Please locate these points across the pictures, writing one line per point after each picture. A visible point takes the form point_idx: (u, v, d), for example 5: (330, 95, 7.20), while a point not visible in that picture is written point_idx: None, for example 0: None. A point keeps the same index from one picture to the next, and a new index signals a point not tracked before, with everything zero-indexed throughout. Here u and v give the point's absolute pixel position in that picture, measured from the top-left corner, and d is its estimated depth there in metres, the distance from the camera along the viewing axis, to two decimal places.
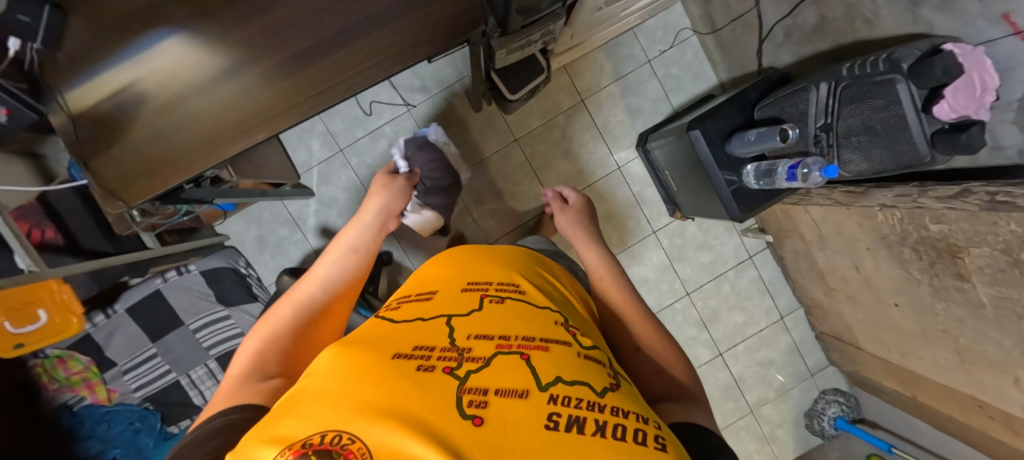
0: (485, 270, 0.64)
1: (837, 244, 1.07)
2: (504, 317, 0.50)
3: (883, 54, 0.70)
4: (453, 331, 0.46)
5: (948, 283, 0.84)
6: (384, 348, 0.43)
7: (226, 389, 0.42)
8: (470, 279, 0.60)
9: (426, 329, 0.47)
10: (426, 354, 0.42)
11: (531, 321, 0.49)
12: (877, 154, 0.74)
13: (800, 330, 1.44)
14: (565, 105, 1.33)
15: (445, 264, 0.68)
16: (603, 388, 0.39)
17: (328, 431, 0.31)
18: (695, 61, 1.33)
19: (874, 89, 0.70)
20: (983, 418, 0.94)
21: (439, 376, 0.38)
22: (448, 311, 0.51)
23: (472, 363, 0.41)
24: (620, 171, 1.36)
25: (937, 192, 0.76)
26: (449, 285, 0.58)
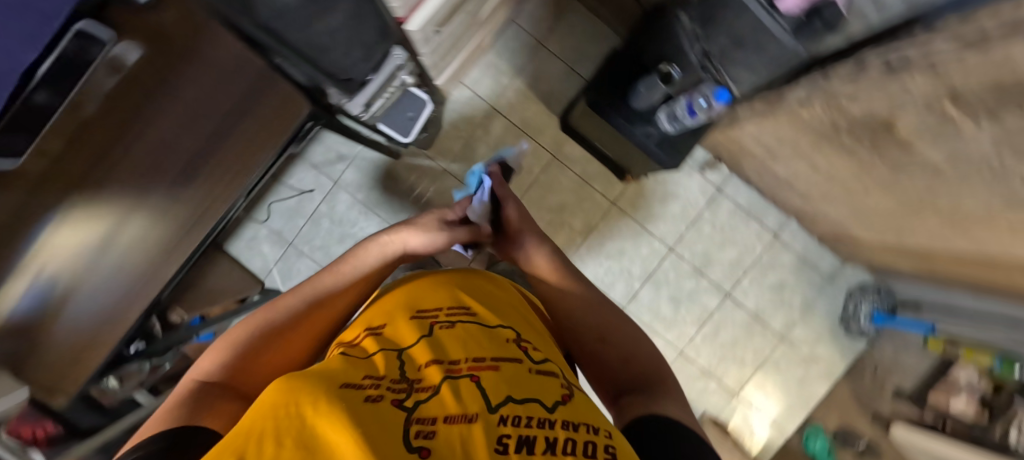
0: (434, 293, 0.57)
1: (785, 151, 1.00)
2: (455, 344, 0.43)
3: None
4: (403, 363, 0.39)
5: (898, 155, 0.77)
6: (318, 378, 0.34)
7: (182, 400, 0.39)
8: (420, 308, 0.54)
9: (369, 362, 0.39)
10: (372, 384, 0.35)
11: (480, 346, 0.43)
12: (758, 64, 0.70)
13: (801, 240, 1.35)
14: (478, 117, 1.31)
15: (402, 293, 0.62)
16: (556, 401, 0.34)
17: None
18: (585, 24, 1.28)
19: (722, 4, 0.66)
20: (1004, 272, 0.86)
21: (383, 405, 0.30)
22: (396, 344, 0.44)
23: (420, 393, 0.33)
24: (556, 159, 1.33)
25: (840, 74, 0.71)
26: (401, 312, 0.52)
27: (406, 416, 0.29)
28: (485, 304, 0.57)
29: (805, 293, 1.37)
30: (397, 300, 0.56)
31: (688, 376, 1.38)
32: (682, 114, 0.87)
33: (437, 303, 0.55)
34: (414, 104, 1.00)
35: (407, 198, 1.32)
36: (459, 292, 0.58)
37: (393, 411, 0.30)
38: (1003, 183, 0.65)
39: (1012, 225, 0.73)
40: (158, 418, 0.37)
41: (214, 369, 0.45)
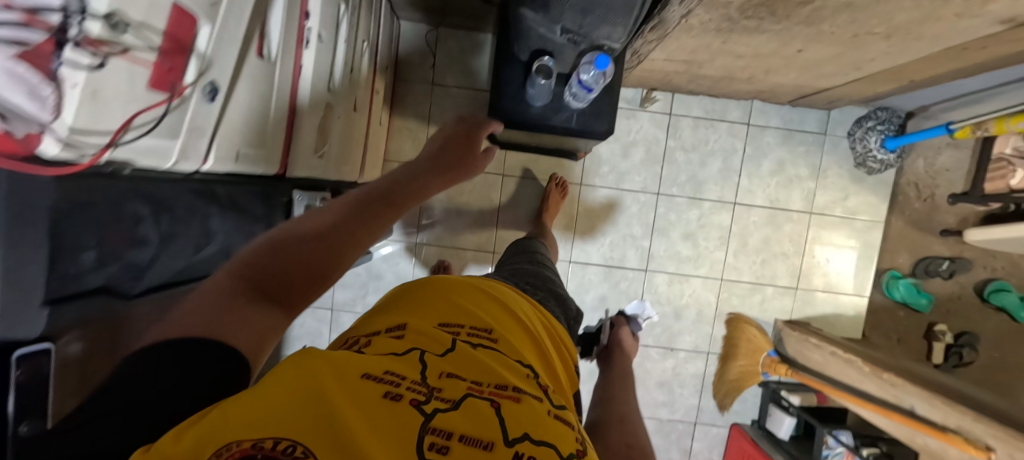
0: (453, 297, 0.50)
1: (704, 56, 0.94)
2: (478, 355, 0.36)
3: None
4: (428, 360, 0.34)
5: (805, 12, 0.70)
6: (338, 363, 0.29)
7: (205, 298, 0.31)
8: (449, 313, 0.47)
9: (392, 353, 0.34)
10: (396, 379, 0.29)
11: (502, 364, 0.38)
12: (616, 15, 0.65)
13: (774, 114, 1.27)
14: None
15: (422, 287, 0.53)
16: (573, 452, 0.28)
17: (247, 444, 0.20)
18: (460, 43, 1.24)
19: None
20: (982, 50, 0.78)
21: (398, 406, 0.26)
22: (423, 340, 0.38)
23: (438, 400, 0.28)
24: (507, 175, 1.29)
25: None
26: (420, 314, 0.44)
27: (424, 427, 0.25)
28: (504, 319, 0.49)
29: (807, 159, 1.29)
30: (422, 300, 0.49)
31: (742, 297, 1.33)
32: (579, 93, 0.84)
33: (457, 308, 0.47)
34: None
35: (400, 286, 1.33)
36: (480, 302, 0.50)
37: (410, 417, 0.25)
38: None
39: (957, 12, 0.65)
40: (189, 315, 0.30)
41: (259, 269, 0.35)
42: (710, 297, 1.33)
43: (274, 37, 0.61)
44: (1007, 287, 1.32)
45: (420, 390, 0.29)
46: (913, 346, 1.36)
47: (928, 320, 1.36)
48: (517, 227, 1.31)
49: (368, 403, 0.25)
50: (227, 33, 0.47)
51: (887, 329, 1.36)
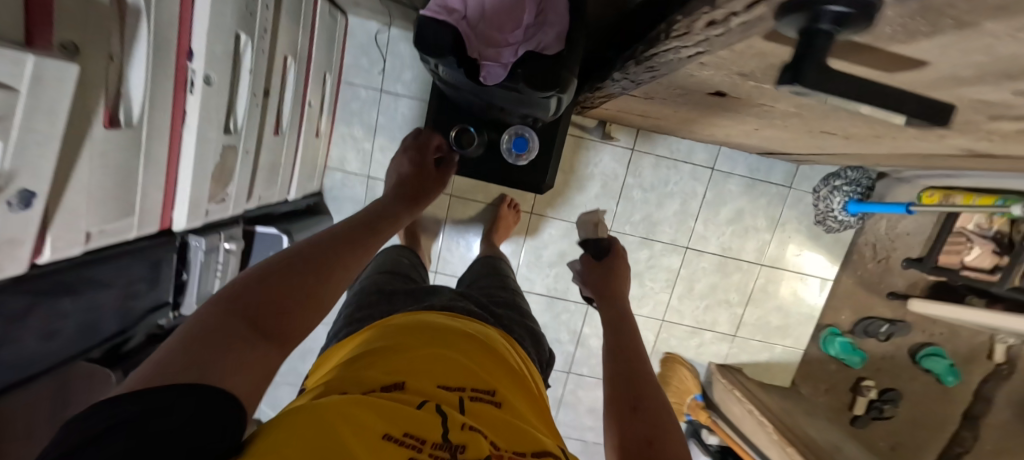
0: (436, 341, 0.45)
1: (659, 115, 0.86)
2: (483, 417, 0.35)
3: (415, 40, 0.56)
4: (442, 420, 0.32)
5: (753, 110, 0.63)
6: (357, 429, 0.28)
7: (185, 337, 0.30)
8: (443, 352, 0.43)
9: (401, 409, 0.32)
10: (415, 446, 0.29)
11: (508, 421, 0.36)
12: (538, 103, 0.58)
13: (741, 161, 1.22)
14: (361, 194, 1.23)
15: (398, 331, 0.47)
16: None
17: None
18: (414, 48, 1.13)
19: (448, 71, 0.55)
20: (943, 159, 0.72)
21: None
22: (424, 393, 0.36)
23: None
24: (456, 196, 1.24)
25: (629, 69, 0.57)
26: (414, 366, 0.40)
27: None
28: (497, 358, 0.46)
29: (767, 210, 1.25)
30: (410, 341, 0.44)
31: (680, 337, 1.33)
32: (507, 155, 0.82)
33: (450, 353, 0.43)
34: (269, 241, 0.94)
35: None
36: (468, 341, 0.47)
37: None
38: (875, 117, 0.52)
39: (914, 136, 0.59)
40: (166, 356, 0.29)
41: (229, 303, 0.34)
42: (649, 335, 1.33)
43: (135, 99, 0.53)
44: (939, 352, 1.34)
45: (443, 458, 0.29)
46: (838, 398, 1.40)
47: (857, 375, 1.39)
48: (461, 250, 1.27)
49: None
50: (34, 135, 0.39)
51: (817, 380, 1.39)
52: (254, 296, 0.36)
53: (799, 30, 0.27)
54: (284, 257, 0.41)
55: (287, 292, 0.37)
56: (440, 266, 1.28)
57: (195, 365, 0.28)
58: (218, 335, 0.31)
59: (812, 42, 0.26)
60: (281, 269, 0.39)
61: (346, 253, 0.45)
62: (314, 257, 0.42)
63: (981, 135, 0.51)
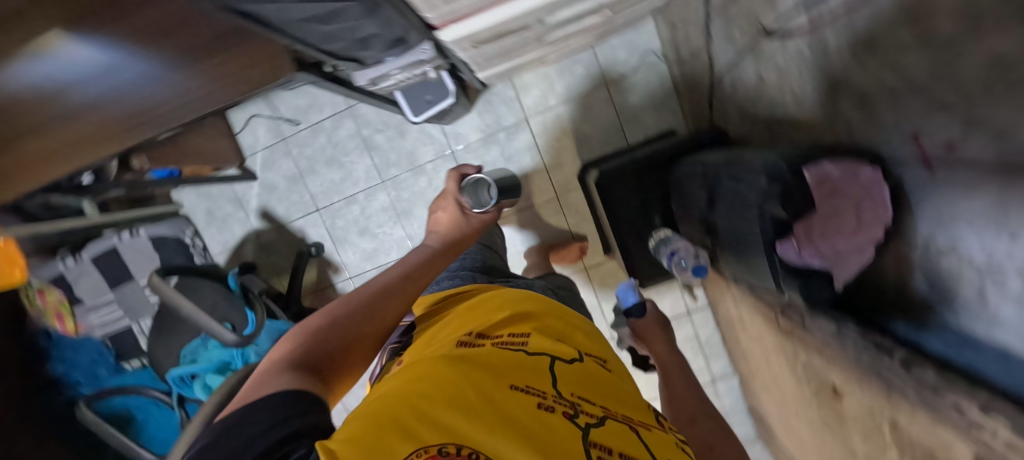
0: (540, 317, 0.61)
1: (752, 332, 0.94)
2: (585, 380, 0.50)
3: (735, 157, 0.63)
4: (558, 376, 0.48)
5: (831, 417, 0.71)
6: (496, 376, 0.43)
7: (273, 370, 0.40)
8: (551, 329, 0.60)
9: (529, 364, 0.48)
10: (537, 395, 0.43)
11: (610, 385, 0.52)
12: (744, 269, 0.64)
13: (732, 398, 1.33)
14: (506, 121, 1.24)
15: (498, 296, 0.65)
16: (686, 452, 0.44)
17: (429, 452, 0.31)
18: (660, 91, 1.17)
19: (730, 196, 0.62)
20: None
21: (560, 420, 0.40)
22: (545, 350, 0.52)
23: (587, 416, 0.42)
24: (558, 200, 1.27)
25: (819, 324, 0.64)
26: (537, 332, 0.57)
27: (583, 435, 0.38)
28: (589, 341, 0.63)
29: None
30: (517, 308, 0.61)
31: None
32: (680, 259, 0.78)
33: (552, 325, 0.60)
34: (439, 89, 0.94)
35: (405, 157, 1.29)
36: (557, 315, 0.64)
37: (568, 426, 0.39)
38: None
39: None
40: (260, 383, 0.38)
41: (303, 350, 0.43)
42: None
43: None
44: None
45: (563, 403, 0.43)
46: None
47: None
48: (516, 233, 1.31)
49: (528, 412, 0.39)
50: None
51: None
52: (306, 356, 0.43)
53: None
54: (339, 309, 0.51)
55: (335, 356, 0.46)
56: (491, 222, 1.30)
57: (280, 383, 0.37)
58: (299, 368, 0.41)
59: None
60: (321, 330, 0.47)
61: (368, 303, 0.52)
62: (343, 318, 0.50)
63: None
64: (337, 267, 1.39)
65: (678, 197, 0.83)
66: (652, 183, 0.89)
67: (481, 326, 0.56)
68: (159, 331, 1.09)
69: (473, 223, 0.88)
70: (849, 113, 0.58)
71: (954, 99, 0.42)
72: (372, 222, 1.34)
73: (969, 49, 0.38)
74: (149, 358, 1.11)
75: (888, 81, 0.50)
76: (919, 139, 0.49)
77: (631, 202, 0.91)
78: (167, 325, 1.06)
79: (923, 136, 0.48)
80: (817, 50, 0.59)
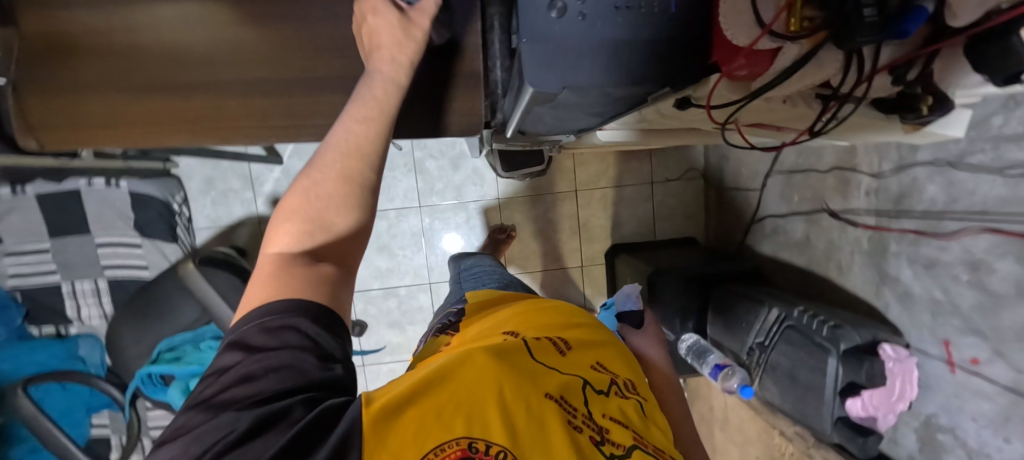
0: (580, 331, 0.54)
1: (736, 433, 1.09)
2: (621, 405, 0.42)
3: (805, 308, 0.76)
4: (593, 400, 0.41)
5: None
6: (532, 377, 0.38)
7: (270, 274, 0.30)
8: (599, 350, 0.52)
9: (564, 376, 0.42)
10: (567, 410, 0.37)
11: (649, 421, 0.43)
12: (787, 398, 0.77)
13: None
14: (557, 187, 1.31)
15: (542, 309, 0.60)
16: None
17: (456, 446, 0.28)
18: (693, 202, 1.34)
19: (798, 341, 0.74)
20: None
21: (586, 446, 0.33)
22: (583, 367, 0.46)
23: (616, 448, 0.35)
24: (582, 270, 1.35)
25: (827, 453, 0.80)
26: (579, 345, 0.51)
27: None
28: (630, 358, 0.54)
29: None
30: (558, 320, 0.56)
31: None
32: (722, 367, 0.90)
33: (591, 336, 0.54)
34: (535, 158, 0.99)
35: (452, 190, 1.29)
36: (601, 333, 0.57)
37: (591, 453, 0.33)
38: None
39: None
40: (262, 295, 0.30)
41: (294, 246, 0.32)
42: None
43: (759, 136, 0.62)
44: None
45: (593, 428, 0.36)
46: None
47: None
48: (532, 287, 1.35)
49: (557, 423, 0.33)
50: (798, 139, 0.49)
51: None
52: (309, 253, 0.32)
53: None
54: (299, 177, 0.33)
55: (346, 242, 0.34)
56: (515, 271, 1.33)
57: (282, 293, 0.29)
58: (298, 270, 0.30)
59: None
60: (305, 219, 0.32)
61: (353, 178, 0.33)
62: (324, 194, 0.33)
63: None
64: None
65: (719, 315, 0.95)
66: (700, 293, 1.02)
67: (526, 330, 0.52)
68: (135, 312, 0.92)
69: (424, 26, 0.45)
70: (889, 300, 0.76)
71: (988, 332, 0.59)
72: (397, 242, 1.30)
73: (1014, 308, 0.55)
74: (109, 339, 0.93)
75: (934, 295, 0.67)
76: (948, 345, 0.65)
77: (676, 302, 1.02)
78: (151, 309, 0.91)
79: (954, 345, 0.64)
80: (874, 244, 0.77)
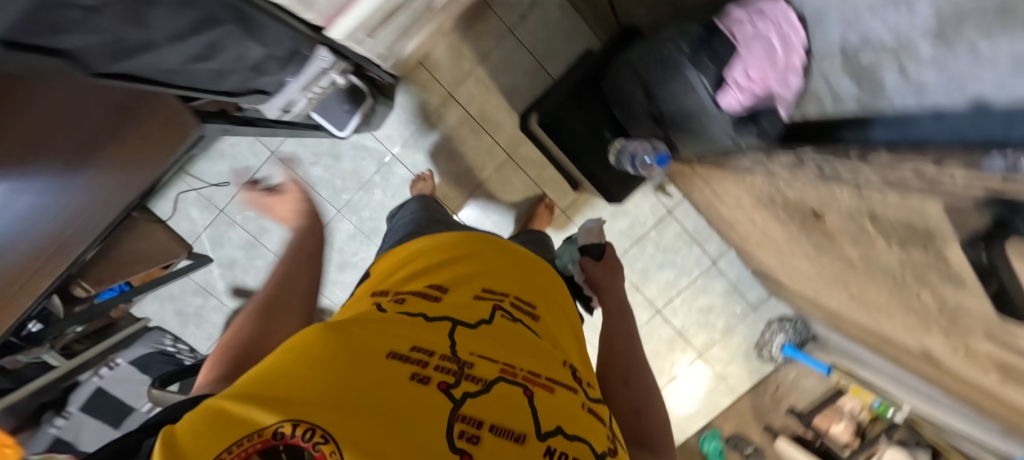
0: (474, 263, 0.48)
1: (728, 199, 0.99)
2: (513, 333, 0.37)
3: (659, 39, 0.67)
4: (464, 334, 0.34)
5: (821, 241, 0.78)
6: (368, 335, 0.30)
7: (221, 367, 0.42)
8: (495, 277, 0.47)
9: (430, 322, 0.34)
10: (421, 358, 0.29)
11: (540, 348, 0.38)
12: (693, 133, 0.69)
13: (735, 270, 1.40)
14: (432, 104, 1.21)
15: (432, 249, 0.52)
16: (601, 451, 0.29)
17: (255, 438, 0.21)
18: (562, 16, 1.16)
19: (665, 78, 0.66)
20: (897, 349, 0.91)
21: (430, 395, 0.26)
22: (461, 306, 0.39)
23: (474, 382, 0.28)
24: (511, 159, 1.27)
25: (780, 160, 0.69)
26: (468, 280, 0.44)
27: (454, 411, 0.25)
28: (541, 292, 0.50)
29: (727, 317, 1.45)
30: (450, 257, 0.49)
31: None
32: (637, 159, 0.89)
33: (483, 270, 0.47)
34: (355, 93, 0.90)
35: (351, 177, 1.25)
36: (503, 259, 0.52)
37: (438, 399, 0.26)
38: (905, 296, 0.69)
39: (903, 321, 0.77)
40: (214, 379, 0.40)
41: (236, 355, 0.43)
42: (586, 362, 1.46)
43: None
44: None
45: (452, 364, 0.29)
46: None
47: None
48: (508, 219, 1.31)
49: (386, 381, 0.26)
50: None
51: None
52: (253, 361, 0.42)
53: (996, 216, 0.39)
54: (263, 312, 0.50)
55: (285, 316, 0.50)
56: (493, 225, 1.31)
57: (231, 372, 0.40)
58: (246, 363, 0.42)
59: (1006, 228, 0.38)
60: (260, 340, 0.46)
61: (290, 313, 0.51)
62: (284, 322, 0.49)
63: (953, 341, 0.69)
64: (332, 310, 1.35)
65: (619, 103, 0.85)
66: (602, 97, 0.92)
67: (409, 281, 0.45)
68: None
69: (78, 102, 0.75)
70: None
71: None
72: (348, 253, 1.31)
73: None
74: None
75: None
76: None
77: (580, 125, 0.94)
78: None
79: None
80: None
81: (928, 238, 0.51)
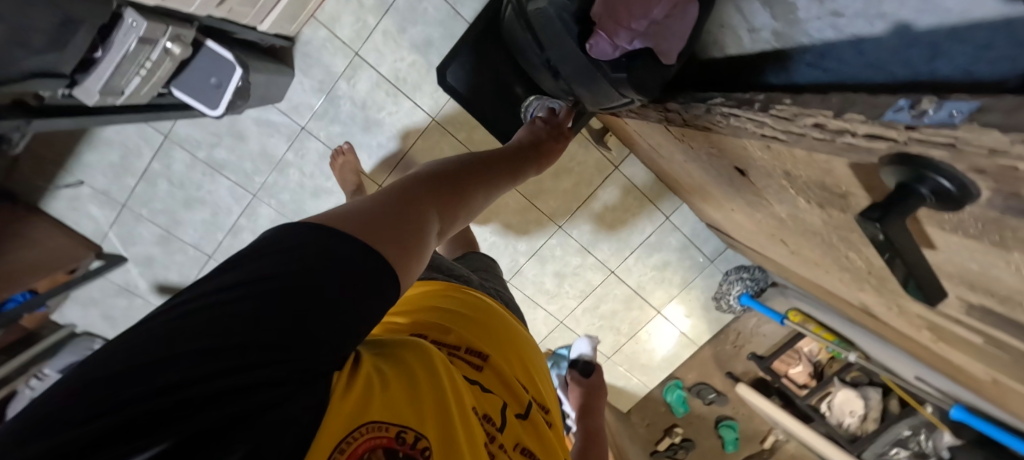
0: (522, 336, 0.53)
1: (664, 153, 0.90)
2: (538, 433, 0.43)
3: None
4: (511, 416, 0.41)
5: (751, 198, 0.70)
6: (461, 380, 0.38)
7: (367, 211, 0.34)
8: (538, 362, 0.53)
9: (493, 383, 0.42)
10: (482, 422, 0.37)
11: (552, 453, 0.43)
12: (585, 87, 0.60)
13: (690, 223, 1.34)
14: (338, 68, 1.05)
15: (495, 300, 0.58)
16: None
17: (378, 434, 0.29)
18: None
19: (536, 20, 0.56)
20: (839, 300, 0.87)
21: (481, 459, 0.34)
22: (516, 377, 0.45)
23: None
24: (437, 122, 1.14)
25: (690, 109, 0.59)
26: (516, 344, 0.50)
27: None
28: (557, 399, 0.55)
29: (684, 272, 1.41)
30: (508, 317, 0.55)
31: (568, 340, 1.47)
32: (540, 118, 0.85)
33: (528, 345, 0.53)
34: (216, 65, 0.76)
35: (260, 156, 1.13)
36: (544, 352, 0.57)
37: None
38: (838, 256, 0.62)
39: (839, 277, 0.71)
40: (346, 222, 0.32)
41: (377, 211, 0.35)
42: (543, 328, 1.43)
43: None
44: (733, 425, 1.62)
45: (494, 441, 0.37)
46: (652, 432, 1.66)
47: (672, 421, 1.65)
48: None
49: (467, 434, 0.33)
50: None
51: (645, 413, 1.65)
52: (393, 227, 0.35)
53: (900, 181, 0.31)
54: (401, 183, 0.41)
55: (430, 198, 0.41)
56: None
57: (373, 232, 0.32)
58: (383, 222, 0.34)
59: (908, 198, 0.30)
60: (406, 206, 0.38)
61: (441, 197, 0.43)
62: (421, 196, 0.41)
63: (883, 299, 0.63)
64: None
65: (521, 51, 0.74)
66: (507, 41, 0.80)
67: (484, 312, 0.52)
68: None
69: None
70: None
71: None
72: None
73: None
74: None
75: None
76: None
77: None
78: None
79: None
80: None
81: (840, 199, 0.43)
